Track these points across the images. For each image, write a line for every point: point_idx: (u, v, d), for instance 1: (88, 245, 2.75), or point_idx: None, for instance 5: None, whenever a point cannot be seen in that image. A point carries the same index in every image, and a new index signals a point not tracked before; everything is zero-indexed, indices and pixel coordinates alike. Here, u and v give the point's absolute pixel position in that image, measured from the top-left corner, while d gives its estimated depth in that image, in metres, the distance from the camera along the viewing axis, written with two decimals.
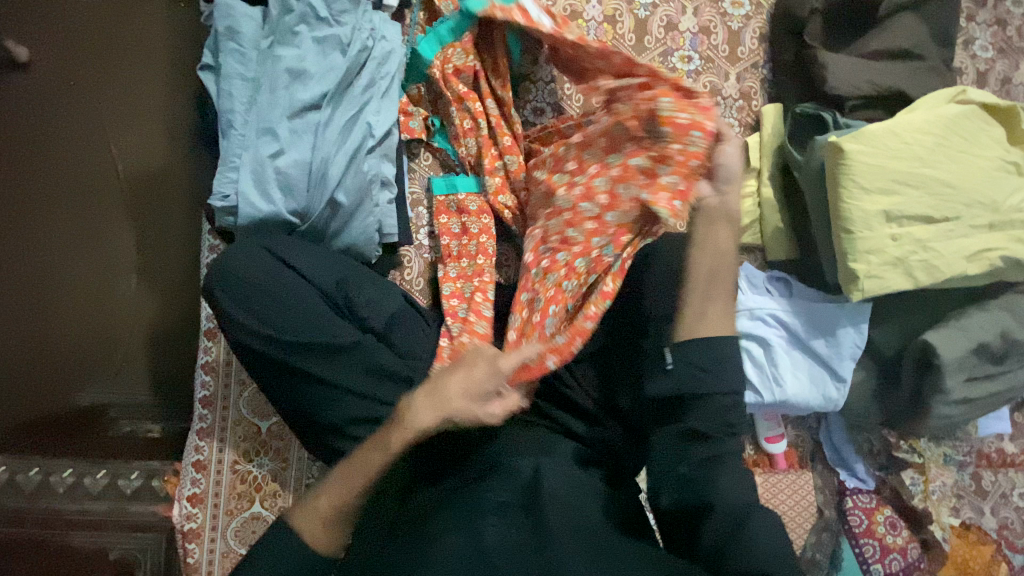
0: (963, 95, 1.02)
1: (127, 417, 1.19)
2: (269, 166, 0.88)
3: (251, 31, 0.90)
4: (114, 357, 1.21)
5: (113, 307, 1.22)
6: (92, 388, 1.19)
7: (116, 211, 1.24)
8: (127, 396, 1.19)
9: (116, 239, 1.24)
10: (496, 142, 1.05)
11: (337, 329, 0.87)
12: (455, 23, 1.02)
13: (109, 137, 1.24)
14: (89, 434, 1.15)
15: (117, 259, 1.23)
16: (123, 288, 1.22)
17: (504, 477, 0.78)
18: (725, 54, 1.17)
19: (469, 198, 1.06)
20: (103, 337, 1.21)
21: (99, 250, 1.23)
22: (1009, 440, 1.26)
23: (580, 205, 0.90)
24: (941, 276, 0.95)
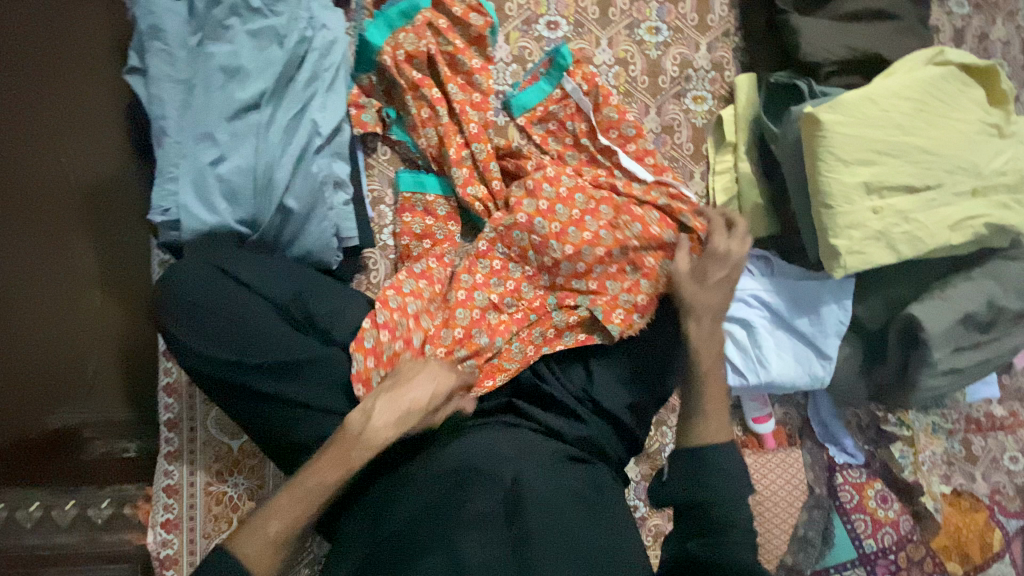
0: (942, 56, 0.97)
1: (103, 437, 1.00)
2: (210, 174, 0.82)
3: (177, 28, 0.83)
4: (84, 376, 0.97)
5: (74, 321, 0.97)
6: (64, 411, 0.96)
7: (67, 226, 0.96)
8: (105, 417, 1.00)
9: (76, 251, 0.97)
10: (462, 128, 0.99)
11: (296, 344, 0.82)
12: (406, 5, 0.97)
13: (59, 138, 0.95)
14: (62, 461, 0.95)
15: (78, 271, 0.97)
16: (87, 305, 0.98)
17: (485, 488, 0.74)
18: (694, 23, 1.11)
19: (438, 200, 1.01)
20: (69, 359, 0.96)
21: (58, 270, 0.95)
22: (997, 404, 1.25)
23: (551, 242, 0.92)
24: (924, 247, 0.91)
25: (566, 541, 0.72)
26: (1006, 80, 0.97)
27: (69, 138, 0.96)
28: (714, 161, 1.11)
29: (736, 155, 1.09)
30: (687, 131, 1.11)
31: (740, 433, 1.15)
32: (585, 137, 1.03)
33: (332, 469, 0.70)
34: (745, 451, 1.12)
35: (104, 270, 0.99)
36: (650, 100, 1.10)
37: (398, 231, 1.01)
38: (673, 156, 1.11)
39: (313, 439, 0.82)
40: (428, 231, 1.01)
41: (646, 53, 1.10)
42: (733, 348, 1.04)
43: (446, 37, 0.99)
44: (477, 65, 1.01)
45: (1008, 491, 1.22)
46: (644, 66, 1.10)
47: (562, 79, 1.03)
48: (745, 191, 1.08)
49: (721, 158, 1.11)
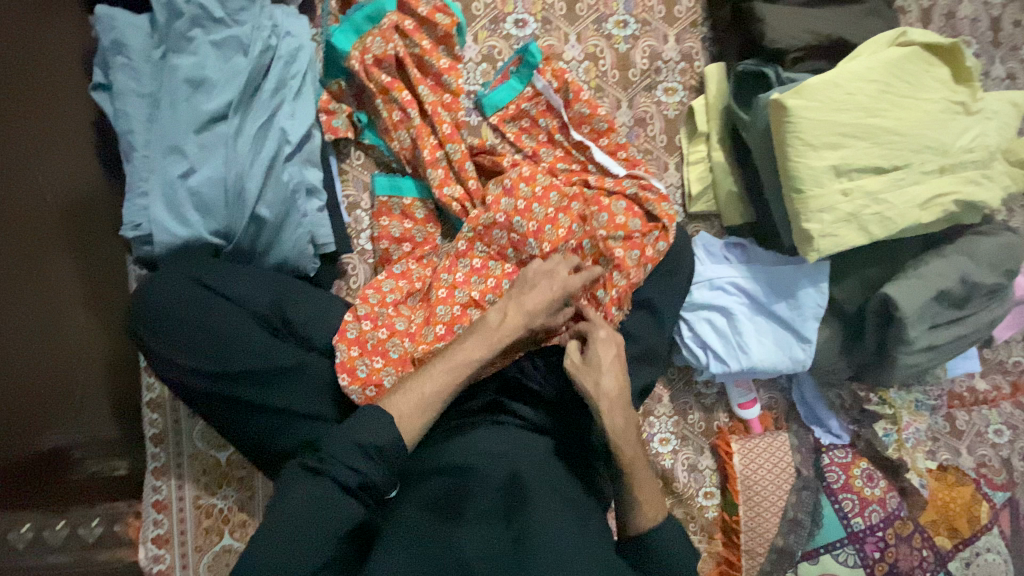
0: (905, 37, 0.97)
1: (92, 456, 0.95)
2: (181, 187, 0.82)
3: (140, 43, 0.83)
4: (74, 397, 0.90)
5: (62, 341, 0.89)
6: (57, 432, 0.87)
7: (50, 239, 0.87)
8: (93, 435, 0.94)
9: (59, 267, 0.88)
10: (434, 130, 0.98)
11: (274, 353, 0.82)
12: (371, 8, 0.96)
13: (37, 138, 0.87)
14: (51, 483, 0.88)
15: (64, 290, 0.90)
16: (73, 323, 0.90)
17: (486, 481, 0.76)
18: (662, 15, 1.11)
19: (415, 203, 1.01)
20: (62, 380, 0.88)
21: (43, 283, 0.86)
22: (979, 378, 1.27)
23: (529, 238, 0.93)
24: (895, 227, 0.92)
25: (574, 530, 0.73)
26: (970, 58, 0.98)
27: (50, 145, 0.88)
28: (687, 151, 1.12)
29: (709, 144, 1.10)
30: (659, 123, 1.12)
31: (727, 419, 1.16)
32: (559, 133, 1.04)
33: (421, 404, 0.72)
34: (732, 437, 1.14)
35: (85, 285, 0.93)
36: (621, 94, 1.11)
37: (376, 235, 1.01)
38: (647, 148, 1.12)
39: (297, 444, 0.83)
40: (405, 234, 1.00)
41: (615, 47, 1.10)
42: (714, 336, 1.05)
43: (413, 38, 0.98)
44: (447, 64, 1.00)
45: (994, 463, 1.24)
46: (614, 60, 1.10)
47: (532, 77, 1.03)
48: (719, 179, 1.10)
49: (695, 148, 1.12)
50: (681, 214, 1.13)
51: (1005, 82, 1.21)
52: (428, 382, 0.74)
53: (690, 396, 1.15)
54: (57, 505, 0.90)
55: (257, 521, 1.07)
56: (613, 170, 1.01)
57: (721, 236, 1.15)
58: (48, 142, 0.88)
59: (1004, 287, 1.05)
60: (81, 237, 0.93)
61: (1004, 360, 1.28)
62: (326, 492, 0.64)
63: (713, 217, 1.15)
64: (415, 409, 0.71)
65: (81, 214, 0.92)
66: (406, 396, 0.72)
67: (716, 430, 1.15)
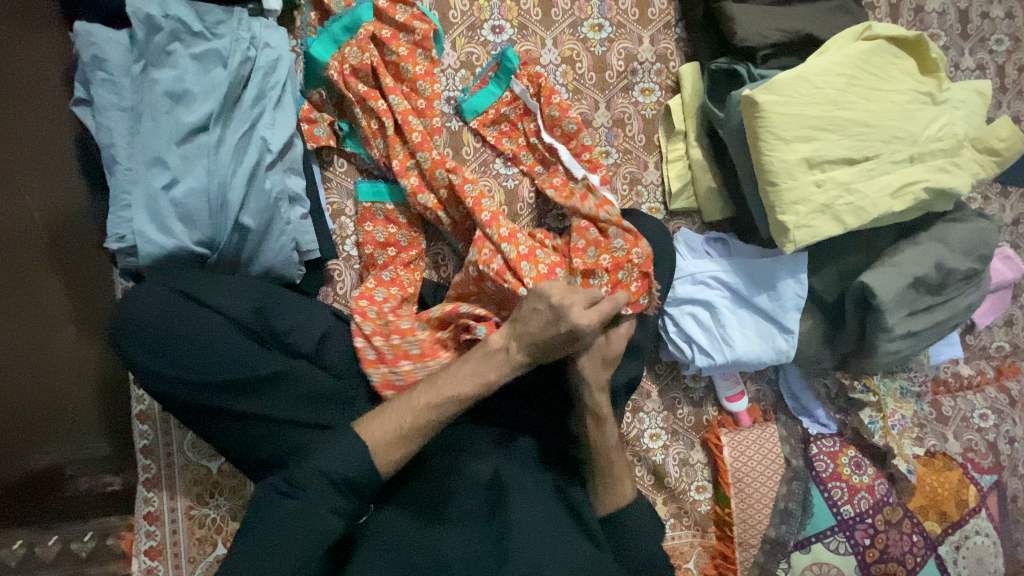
0: (870, 31, 1.00)
1: (86, 473, 0.99)
2: (164, 198, 0.83)
3: (120, 58, 0.84)
4: (65, 416, 0.95)
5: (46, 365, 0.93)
6: (51, 450, 0.94)
7: (37, 266, 0.91)
8: (87, 452, 0.99)
9: (48, 293, 0.93)
10: (406, 139, 0.99)
11: (259, 360, 0.83)
12: (348, 19, 0.98)
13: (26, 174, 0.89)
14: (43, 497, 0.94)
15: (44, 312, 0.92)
16: (60, 346, 0.94)
17: (467, 483, 0.78)
18: (636, 17, 1.14)
19: (394, 207, 1.03)
20: (49, 405, 0.93)
21: (26, 313, 0.90)
22: (963, 363, 1.29)
23: (519, 263, 0.93)
24: (869, 216, 0.94)
25: (552, 526, 0.75)
26: (934, 49, 1.01)
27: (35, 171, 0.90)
28: (666, 150, 1.14)
29: (687, 142, 1.12)
30: (637, 123, 1.14)
31: (716, 413, 1.17)
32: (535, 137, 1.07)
33: (402, 435, 0.73)
34: (722, 430, 1.15)
35: (75, 304, 0.96)
36: (598, 96, 1.13)
37: (360, 240, 1.03)
38: (627, 148, 1.13)
39: (283, 452, 0.83)
40: (389, 239, 1.02)
41: (591, 50, 1.12)
42: (698, 329, 1.06)
43: (389, 47, 1.00)
44: (421, 71, 1.02)
45: (981, 448, 1.25)
46: (590, 63, 1.12)
47: (509, 82, 1.06)
48: (698, 176, 1.12)
49: (673, 147, 1.14)
50: (662, 211, 1.15)
51: (976, 73, 1.24)
52: (411, 413, 0.74)
53: (678, 391, 1.15)
54: (46, 523, 0.95)
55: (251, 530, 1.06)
56: (575, 171, 1.01)
57: (703, 231, 1.16)
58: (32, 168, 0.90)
59: (979, 272, 1.07)
60: (70, 261, 0.95)
61: (988, 345, 1.30)
62: (297, 513, 0.67)
63: (694, 214, 1.17)
64: (390, 436, 0.72)
65: (70, 237, 0.95)
66: (381, 420, 0.74)
67: (706, 424, 1.16)
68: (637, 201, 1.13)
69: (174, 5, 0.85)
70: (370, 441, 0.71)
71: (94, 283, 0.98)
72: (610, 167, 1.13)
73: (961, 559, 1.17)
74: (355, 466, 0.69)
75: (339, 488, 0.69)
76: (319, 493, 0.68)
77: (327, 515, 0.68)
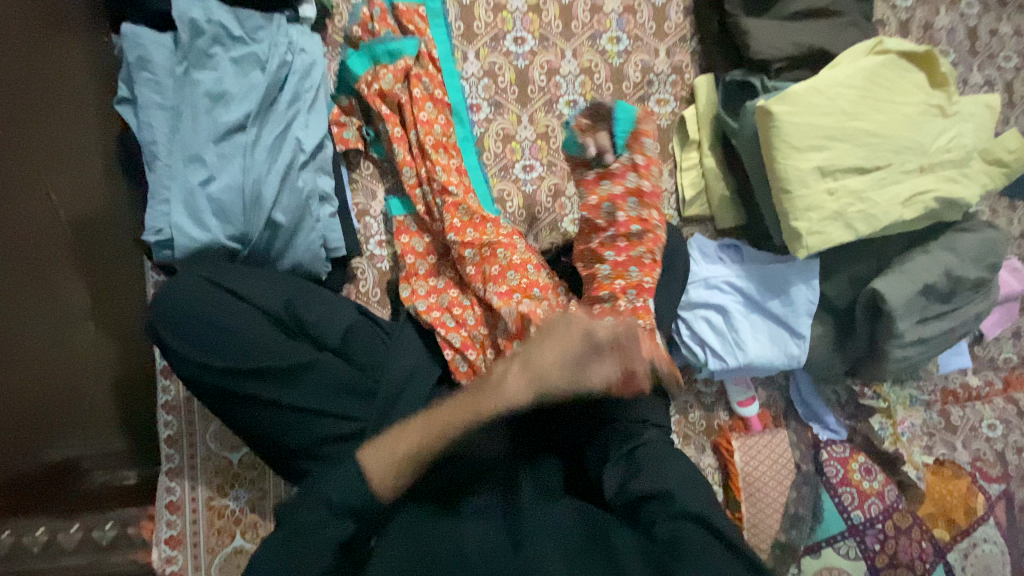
0: (881, 46, 1.04)
1: (101, 466, 0.95)
2: (201, 194, 0.87)
3: (163, 59, 0.88)
4: (81, 410, 0.92)
5: (74, 357, 0.91)
6: (65, 444, 0.89)
7: (61, 255, 0.90)
8: (101, 446, 0.96)
9: (67, 282, 0.91)
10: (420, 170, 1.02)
11: (289, 351, 0.85)
12: (392, 46, 1.01)
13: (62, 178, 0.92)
14: (59, 490, 0.88)
15: (72, 308, 0.91)
16: (82, 336, 0.93)
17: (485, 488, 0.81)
18: (653, 30, 1.17)
19: (404, 220, 1.06)
20: (62, 395, 0.89)
21: (53, 295, 0.88)
22: (972, 374, 1.30)
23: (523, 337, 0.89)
24: (879, 224, 0.97)
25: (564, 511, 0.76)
26: (944, 64, 1.04)
27: (59, 161, 0.91)
28: (680, 159, 1.17)
29: (700, 151, 1.16)
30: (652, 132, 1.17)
31: (727, 417, 1.19)
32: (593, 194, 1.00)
33: (392, 462, 0.71)
34: (732, 435, 1.16)
35: (93, 300, 0.96)
36: None
37: (398, 252, 1.05)
38: None
39: (307, 444, 0.84)
40: (430, 269, 1.04)
41: (609, 61, 1.16)
42: (711, 333, 1.08)
43: (412, 82, 1.03)
44: (430, 109, 1.04)
45: (989, 457, 1.26)
46: (608, 73, 1.16)
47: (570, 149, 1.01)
48: (711, 185, 1.15)
49: (687, 156, 1.17)
50: (675, 217, 1.18)
51: (983, 89, 1.27)
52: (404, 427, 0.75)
53: (690, 395, 1.17)
54: (71, 512, 0.91)
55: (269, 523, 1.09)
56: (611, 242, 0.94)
57: (715, 238, 1.19)
58: (56, 156, 0.90)
59: (987, 282, 1.10)
60: (88, 257, 0.96)
61: (996, 356, 1.31)
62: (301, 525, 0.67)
63: (707, 221, 1.20)
64: (386, 465, 0.71)
65: (89, 229, 0.96)
66: (382, 450, 0.72)
67: (717, 428, 1.18)
68: None
69: (216, 11, 0.90)
70: (365, 469, 0.71)
71: (116, 279, 1.02)
72: None
73: (970, 566, 1.17)
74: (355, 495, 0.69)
75: (338, 513, 0.69)
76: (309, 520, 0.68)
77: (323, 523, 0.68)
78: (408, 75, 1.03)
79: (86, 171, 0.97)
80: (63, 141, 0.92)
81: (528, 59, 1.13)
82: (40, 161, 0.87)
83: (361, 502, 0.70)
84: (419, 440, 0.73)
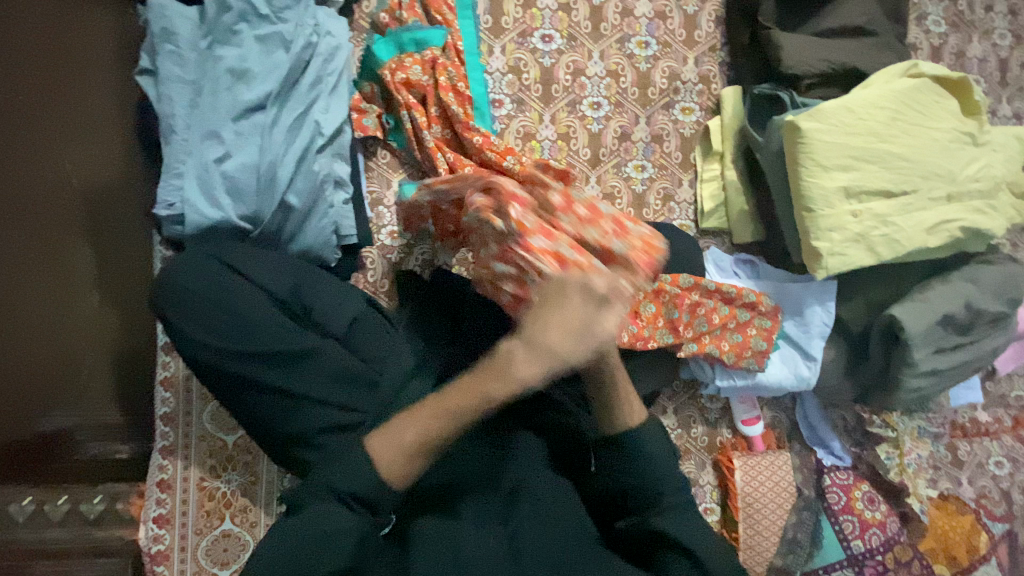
0: (915, 68, 1.01)
1: (95, 438, 0.98)
2: (215, 171, 0.85)
3: (188, 33, 0.87)
4: (78, 379, 0.95)
5: (70, 327, 0.94)
6: (60, 414, 0.93)
7: (73, 226, 0.94)
8: (96, 419, 0.98)
9: (79, 252, 0.95)
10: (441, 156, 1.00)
11: (294, 337, 0.84)
12: (418, 34, 1.00)
13: (58, 149, 0.92)
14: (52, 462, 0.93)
15: (73, 277, 0.94)
16: (83, 307, 0.95)
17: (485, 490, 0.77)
18: (683, 38, 1.16)
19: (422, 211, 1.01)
20: (62, 361, 0.93)
21: (58, 266, 0.92)
22: (982, 409, 1.27)
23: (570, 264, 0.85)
24: (903, 249, 0.95)
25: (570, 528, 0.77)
26: (978, 91, 1.02)
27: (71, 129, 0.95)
28: (701, 169, 1.15)
29: (723, 163, 1.14)
30: (675, 141, 1.16)
31: (729, 435, 1.16)
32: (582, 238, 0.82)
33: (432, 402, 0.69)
34: (734, 453, 1.14)
35: (100, 271, 0.98)
36: (640, 111, 1.15)
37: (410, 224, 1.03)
38: (663, 164, 1.15)
39: (305, 430, 0.83)
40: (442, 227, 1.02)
41: (636, 66, 1.14)
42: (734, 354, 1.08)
43: (437, 73, 1.01)
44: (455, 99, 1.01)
45: (994, 495, 1.24)
46: (634, 78, 1.14)
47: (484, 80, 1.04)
48: (731, 198, 1.13)
49: (709, 166, 1.15)
50: (692, 228, 1.16)
51: (1012, 121, 1.25)
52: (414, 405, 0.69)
53: (694, 409, 1.15)
54: (59, 481, 0.96)
55: (260, 508, 1.06)
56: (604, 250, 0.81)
57: (731, 252, 1.18)
58: (69, 129, 0.94)
59: (1007, 316, 1.07)
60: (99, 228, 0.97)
61: (1007, 393, 1.28)
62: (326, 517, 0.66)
63: (724, 234, 1.17)
64: (392, 454, 0.68)
65: (100, 204, 0.98)
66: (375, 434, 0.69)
67: (719, 446, 1.16)
68: (668, 216, 1.15)
69: None
70: (372, 453, 0.68)
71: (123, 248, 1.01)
72: (644, 181, 1.14)
73: None
74: (361, 480, 0.67)
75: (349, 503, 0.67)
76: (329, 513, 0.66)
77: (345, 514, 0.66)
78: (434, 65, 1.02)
79: (106, 149, 0.99)
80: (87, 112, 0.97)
81: (554, 58, 1.12)
82: (49, 124, 0.92)
83: (366, 493, 0.67)
84: (409, 416, 0.69)
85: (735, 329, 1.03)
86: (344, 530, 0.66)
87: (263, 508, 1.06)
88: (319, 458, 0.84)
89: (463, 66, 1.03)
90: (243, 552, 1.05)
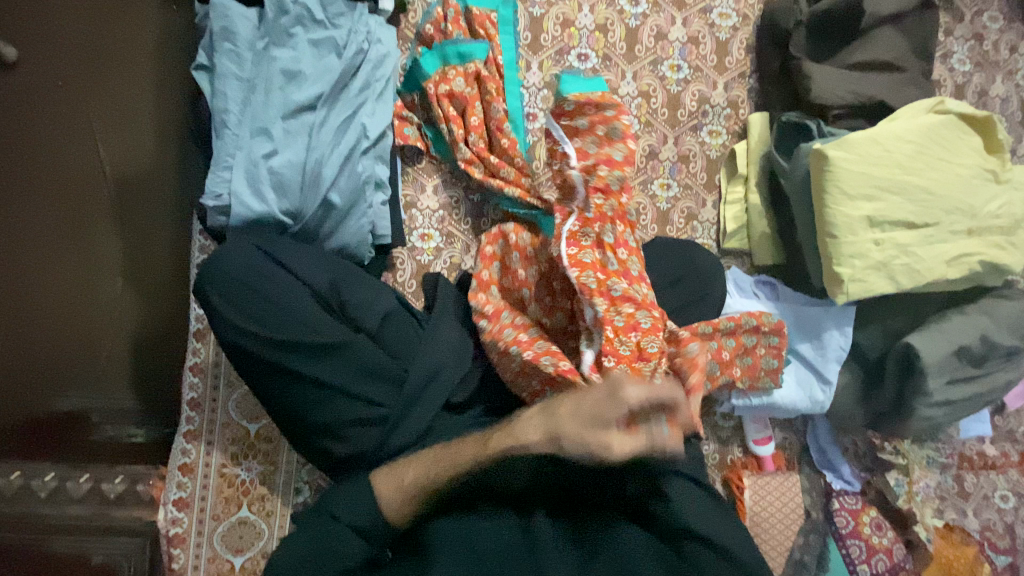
0: (941, 105, 1.04)
1: (111, 421, 1.03)
2: (263, 166, 0.88)
3: (246, 32, 0.91)
4: (96, 362, 1.04)
5: (99, 308, 1.05)
6: (72, 394, 1.02)
7: (98, 210, 1.05)
8: (111, 402, 1.03)
9: (105, 240, 1.05)
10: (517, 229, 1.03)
11: (326, 329, 0.86)
12: (463, 48, 1.04)
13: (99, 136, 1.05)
14: (71, 436, 1.00)
15: (102, 260, 1.05)
16: (108, 290, 1.05)
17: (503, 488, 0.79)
18: (714, 63, 1.19)
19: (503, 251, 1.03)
20: (84, 339, 1.04)
21: (82, 247, 1.05)
22: (990, 443, 1.28)
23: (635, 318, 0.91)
24: (922, 279, 0.98)
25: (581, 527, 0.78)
26: (1002, 130, 1.04)
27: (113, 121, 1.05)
28: (725, 191, 1.18)
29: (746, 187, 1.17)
30: (701, 162, 1.19)
31: (741, 454, 1.17)
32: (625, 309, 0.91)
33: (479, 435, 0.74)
34: (745, 471, 1.15)
35: (125, 255, 1.06)
36: (668, 131, 1.18)
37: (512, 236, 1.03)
38: (688, 183, 1.18)
39: (332, 420, 0.85)
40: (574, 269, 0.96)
41: (667, 87, 1.18)
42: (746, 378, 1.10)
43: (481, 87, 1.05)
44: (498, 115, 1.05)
45: (998, 529, 1.25)
46: (665, 99, 1.18)
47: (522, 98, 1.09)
48: (753, 222, 1.15)
49: (733, 189, 1.18)
50: (714, 247, 1.19)
51: None
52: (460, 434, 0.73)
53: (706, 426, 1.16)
54: (75, 461, 1.00)
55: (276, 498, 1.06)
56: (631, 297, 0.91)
57: (750, 273, 1.20)
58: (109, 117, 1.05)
59: (1021, 351, 1.09)
60: (126, 217, 1.06)
61: (1016, 428, 1.29)
62: (329, 543, 0.73)
63: (744, 255, 1.20)
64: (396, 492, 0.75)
65: (132, 188, 1.06)
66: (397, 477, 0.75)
67: (729, 464, 1.16)
68: (691, 234, 1.17)
69: None
70: (380, 489, 0.75)
71: (144, 233, 1.06)
72: (669, 199, 1.17)
73: None
74: (359, 511, 0.74)
75: (348, 534, 0.74)
76: (331, 535, 0.73)
77: (346, 539, 0.73)
78: (476, 79, 1.06)
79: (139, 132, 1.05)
80: (115, 107, 1.05)
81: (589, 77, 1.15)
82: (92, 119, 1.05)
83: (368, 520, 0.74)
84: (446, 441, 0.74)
85: (744, 351, 1.04)
86: (344, 547, 0.73)
87: (280, 498, 1.05)
88: (341, 449, 0.86)
89: (503, 80, 1.07)
90: (258, 540, 1.04)
